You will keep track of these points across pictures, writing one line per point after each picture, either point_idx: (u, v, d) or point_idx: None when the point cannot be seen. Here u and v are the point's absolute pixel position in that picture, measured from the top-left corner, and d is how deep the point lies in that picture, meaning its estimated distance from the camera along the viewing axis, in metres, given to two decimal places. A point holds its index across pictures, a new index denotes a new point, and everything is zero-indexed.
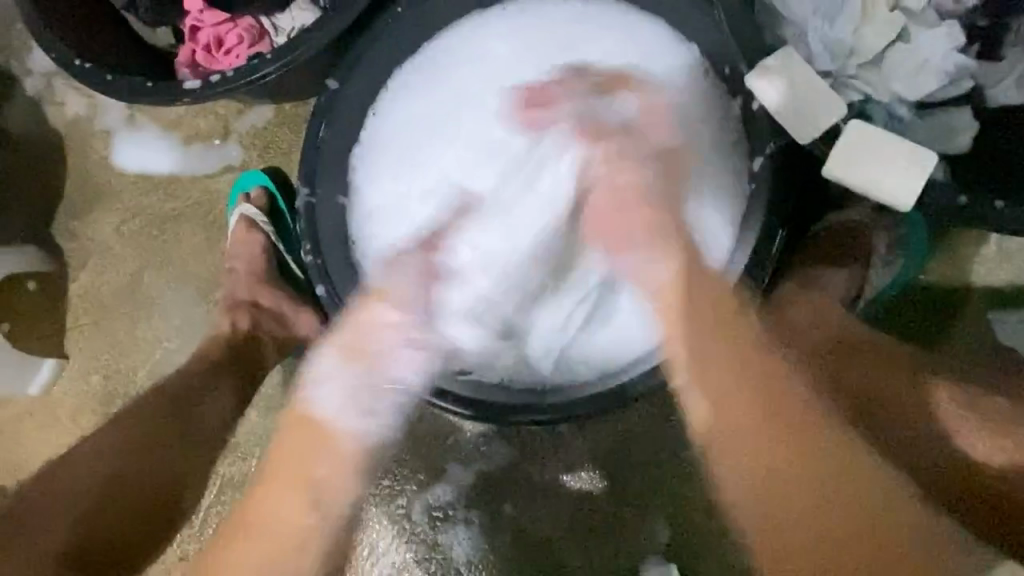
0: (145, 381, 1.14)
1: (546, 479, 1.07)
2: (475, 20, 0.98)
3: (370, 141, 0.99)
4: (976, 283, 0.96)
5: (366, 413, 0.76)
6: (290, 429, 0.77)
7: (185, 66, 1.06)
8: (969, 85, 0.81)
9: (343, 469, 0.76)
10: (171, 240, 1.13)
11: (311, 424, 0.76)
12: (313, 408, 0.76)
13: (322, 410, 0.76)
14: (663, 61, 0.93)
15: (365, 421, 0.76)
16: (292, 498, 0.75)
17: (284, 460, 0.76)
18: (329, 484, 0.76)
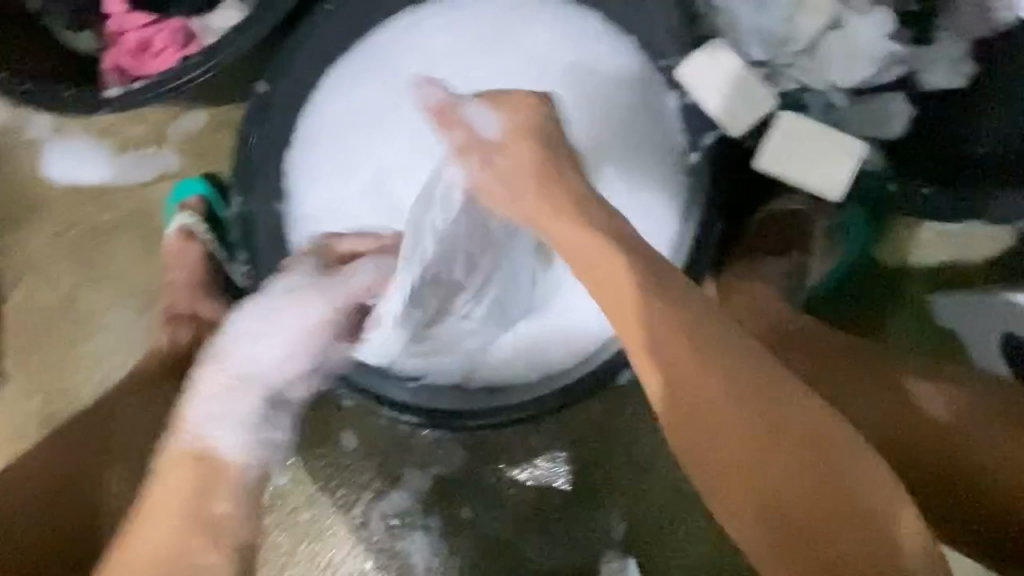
0: (86, 401, 1.11)
1: (502, 478, 1.02)
2: (406, 16, 0.91)
3: (303, 142, 0.91)
4: (916, 264, 0.91)
5: (243, 442, 0.77)
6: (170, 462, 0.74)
7: (111, 72, 0.98)
8: (901, 71, 0.85)
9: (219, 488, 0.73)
10: (107, 253, 1.10)
11: (192, 456, 0.74)
12: (192, 444, 0.74)
13: (204, 446, 0.75)
14: (597, 47, 0.87)
15: (242, 450, 0.76)
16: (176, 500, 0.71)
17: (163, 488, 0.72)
18: (204, 500, 0.72)
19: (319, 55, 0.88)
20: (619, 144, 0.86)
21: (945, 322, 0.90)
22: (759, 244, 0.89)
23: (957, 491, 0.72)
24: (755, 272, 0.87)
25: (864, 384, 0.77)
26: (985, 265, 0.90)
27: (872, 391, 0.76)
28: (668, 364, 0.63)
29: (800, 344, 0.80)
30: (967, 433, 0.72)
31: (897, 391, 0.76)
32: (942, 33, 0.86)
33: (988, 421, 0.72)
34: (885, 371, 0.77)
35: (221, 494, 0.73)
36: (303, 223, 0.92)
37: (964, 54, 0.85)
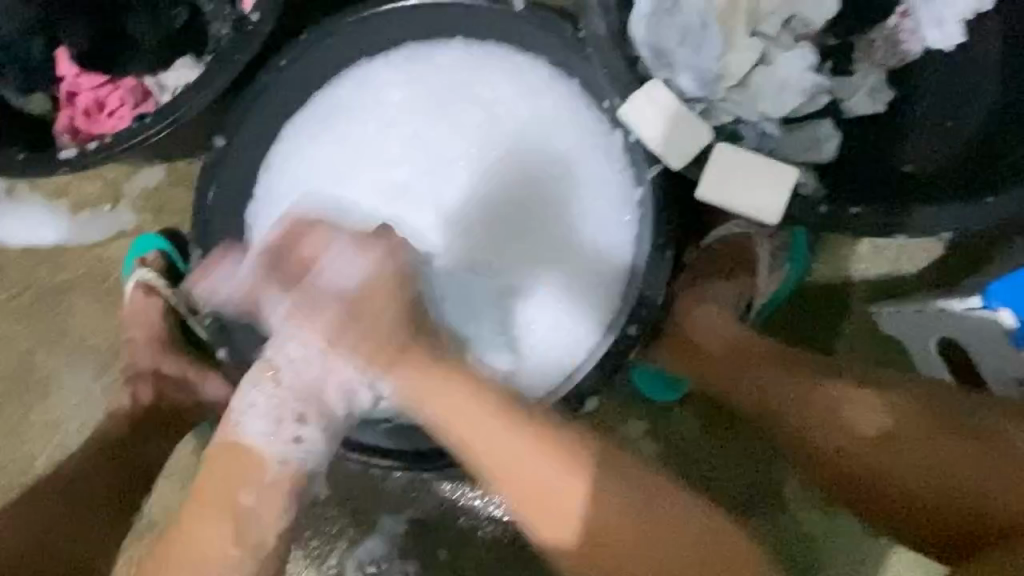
0: (46, 467, 1.09)
1: (477, 517, 1.02)
2: (358, 70, 0.94)
3: (266, 196, 0.94)
4: (855, 278, 0.97)
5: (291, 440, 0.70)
6: (220, 458, 0.72)
7: (65, 133, 0.98)
8: (827, 99, 0.91)
9: (274, 495, 0.70)
10: (65, 314, 1.09)
11: (241, 452, 0.71)
12: (242, 437, 0.71)
13: (250, 440, 0.71)
14: (546, 93, 0.92)
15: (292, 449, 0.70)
16: (219, 532, 0.69)
17: (215, 483, 0.71)
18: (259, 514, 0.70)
19: (275, 110, 0.91)
20: (564, 184, 0.91)
21: (886, 330, 0.95)
22: (706, 271, 0.93)
23: (903, 506, 0.75)
24: (706, 297, 0.90)
25: (799, 410, 0.80)
26: (920, 277, 0.96)
27: (811, 414, 0.79)
28: (573, 492, 0.69)
29: (737, 373, 0.85)
30: (904, 449, 0.75)
31: (834, 415, 0.78)
32: (860, 64, 0.93)
33: (922, 438, 0.75)
34: (822, 396, 0.79)
35: (253, 485, 0.70)
36: None
37: (881, 82, 0.93)
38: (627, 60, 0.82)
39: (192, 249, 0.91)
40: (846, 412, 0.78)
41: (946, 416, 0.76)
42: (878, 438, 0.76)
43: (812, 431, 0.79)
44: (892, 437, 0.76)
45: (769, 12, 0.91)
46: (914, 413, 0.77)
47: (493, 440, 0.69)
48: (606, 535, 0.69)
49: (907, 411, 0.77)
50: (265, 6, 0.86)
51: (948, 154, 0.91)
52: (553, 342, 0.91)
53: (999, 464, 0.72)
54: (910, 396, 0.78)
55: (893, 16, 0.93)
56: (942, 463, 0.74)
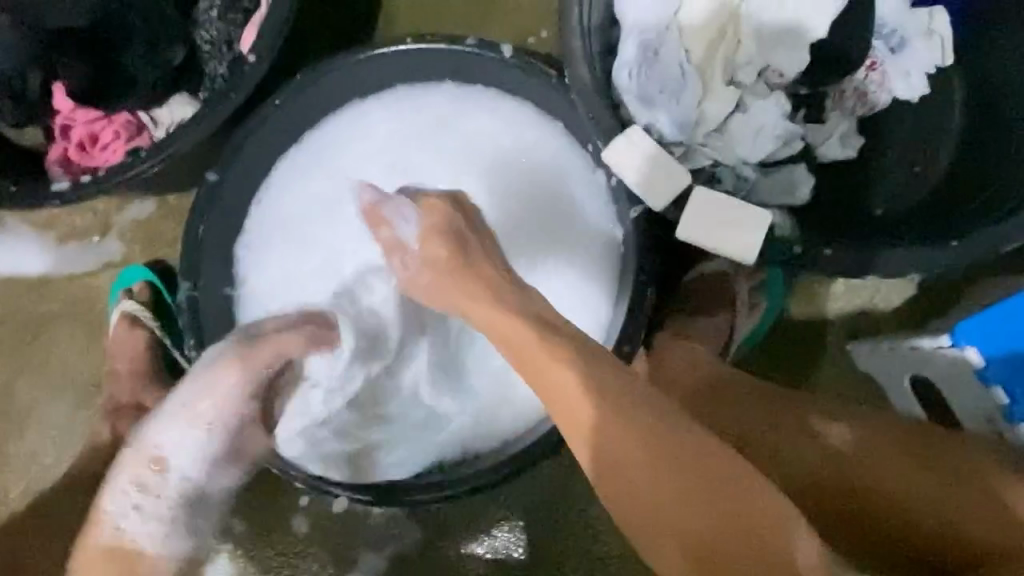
0: (20, 501, 1.07)
1: (460, 553, 1.01)
2: (351, 111, 0.97)
3: (260, 230, 0.96)
4: (832, 316, 0.99)
5: None
6: None
7: (55, 164, 1.03)
8: (800, 145, 0.95)
9: None
10: (45, 345, 1.08)
11: None
12: None
13: None
14: (533, 136, 0.95)
15: None
16: None
17: None
18: None
19: (268, 147, 0.94)
20: (548, 221, 0.94)
21: (862, 367, 0.97)
22: (690, 306, 0.94)
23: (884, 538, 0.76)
24: (688, 333, 0.92)
25: (781, 446, 0.81)
26: (894, 315, 0.98)
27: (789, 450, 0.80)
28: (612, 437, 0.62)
29: (724, 404, 0.85)
30: (886, 483, 0.77)
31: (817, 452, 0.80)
32: (832, 113, 0.97)
33: (903, 473, 0.77)
34: (802, 431, 0.81)
35: None
36: (257, 306, 0.96)
37: (852, 129, 0.97)
38: (610, 106, 0.86)
39: (179, 282, 0.91)
40: (821, 432, 0.81)
41: (917, 444, 0.79)
42: (855, 464, 0.78)
43: (792, 451, 0.80)
44: (872, 470, 0.78)
45: (744, 62, 0.95)
46: (896, 446, 0.79)
47: (557, 386, 0.64)
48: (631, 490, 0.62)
49: (888, 446, 0.79)
50: (262, 47, 0.89)
51: (916, 200, 0.96)
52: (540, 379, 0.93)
53: (973, 495, 0.74)
54: (893, 431, 0.80)
55: (864, 67, 0.96)
56: (924, 492, 0.75)
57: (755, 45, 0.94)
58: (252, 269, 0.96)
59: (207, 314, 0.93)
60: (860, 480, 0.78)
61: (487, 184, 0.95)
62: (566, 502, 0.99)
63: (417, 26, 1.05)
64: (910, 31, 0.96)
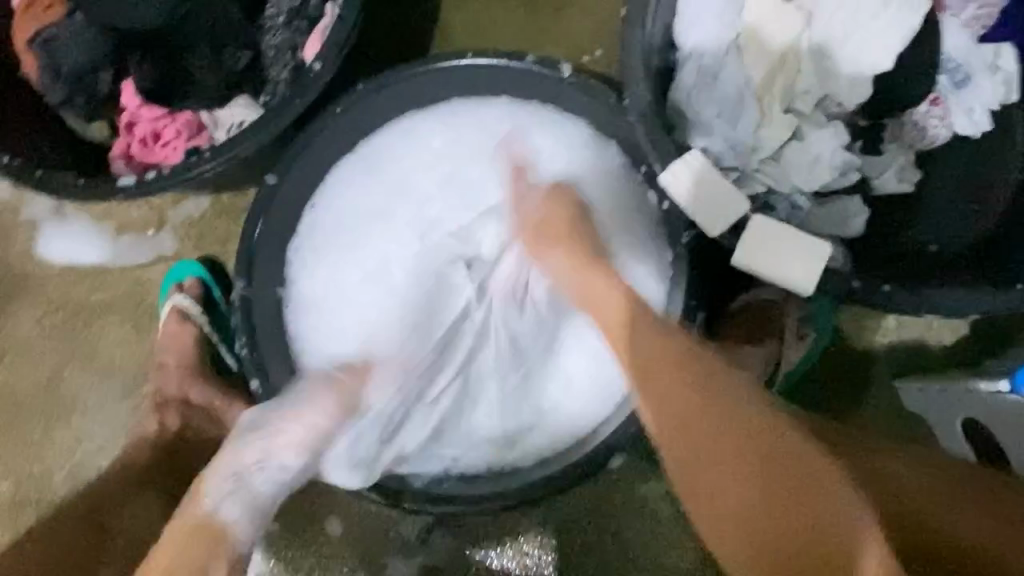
0: (62, 485, 1.10)
1: (489, 567, 1.00)
2: (407, 119, 0.98)
3: (309, 232, 0.98)
4: (879, 351, 0.97)
5: None
6: None
7: (120, 158, 1.05)
8: (856, 177, 0.94)
9: None
10: (96, 333, 1.11)
11: None
12: None
13: None
14: (587, 153, 0.95)
15: None
16: None
17: None
18: None
19: (325, 153, 0.96)
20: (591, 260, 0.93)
21: (909, 406, 0.96)
22: (738, 333, 0.94)
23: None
24: (734, 361, 0.91)
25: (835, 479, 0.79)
26: (942, 355, 0.96)
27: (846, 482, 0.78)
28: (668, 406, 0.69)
29: None
30: (960, 528, 0.72)
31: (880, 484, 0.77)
32: (889, 145, 0.96)
33: (985, 517, 0.72)
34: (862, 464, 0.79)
35: None
36: (304, 305, 0.98)
37: (909, 163, 0.96)
38: (667, 130, 0.87)
39: (234, 280, 0.94)
40: (877, 462, 0.80)
41: (988, 492, 0.75)
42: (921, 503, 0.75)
43: (852, 483, 0.78)
44: (943, 512, 0.74)
45: (803, 90, 0.94)
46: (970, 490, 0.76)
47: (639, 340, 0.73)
48: (691, 465, 0.66)
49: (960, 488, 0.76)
50: (327, 55, 0.91)
51: (972, 238, 0.94)
52: (566, 409, 0.94)
53: None
54: (963, 474, 0.78)
55: (926, 102, 0.95)
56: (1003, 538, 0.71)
57: (815, 75, 0.94)
58: (304, 275, 0.98)
59: (258, 313, 0.96)
60: (927, 522, 0.74)
61: None
62: (599, 522, 0.99)
63: (474, 40, 1.06)
64: (976, 67, 0.94)
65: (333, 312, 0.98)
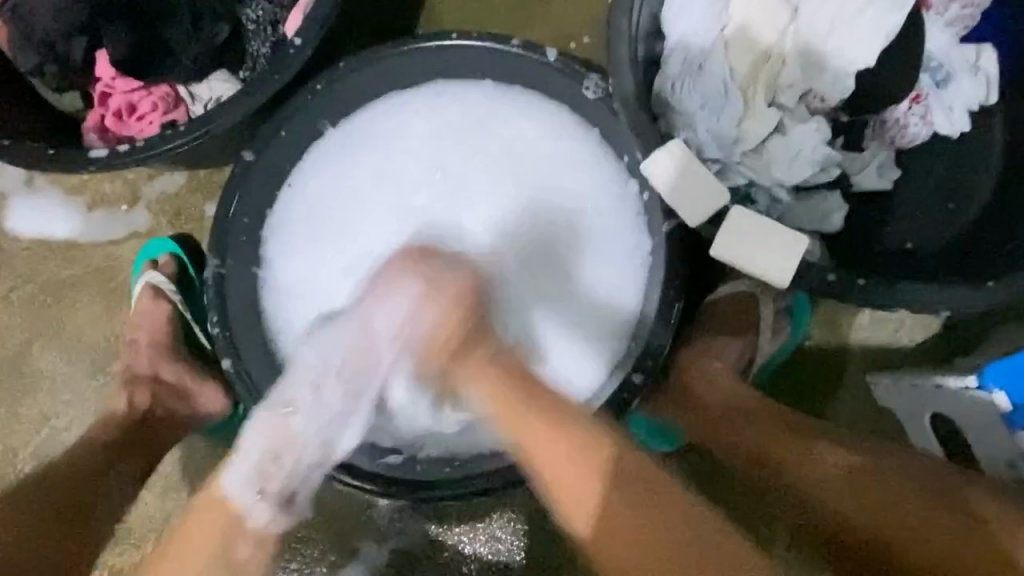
0: (27, 463, 1.08)
1: (460, 553, 1.00)
2: (389, 101, 0.97)
3: (285, 215, 0.97)
4: (854, 347, 0.98)
5: None
6: None
7: (93, 131, 1.02)
8: (837, 172, 0.94)
9: None
10: (66, 309, 1.09)
11: None
12: None
13: None
14: (568, 139, 0.94)
15: None
16: None
17: None
18: None
19: (305, 130, 0.94)
20: (565, 255, 0.93)
21: (880, 401, 0.97)
22: (713, 325, 0.93)
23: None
24: (709, 351, 0.92)
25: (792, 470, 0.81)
26: (915, 352, 0.97)
27: (802, 472, 0.81)
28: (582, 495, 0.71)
29: (733, 423, 0.85)
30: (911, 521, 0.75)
31: (836, 479, 0.79)
32: (871, 142, 0.96)
33: (936, 519, 0.75)
34: (823, 460, 0.80)
35: None
36: (279, 289, 0.97)
37: (889, 160, 0.96)
38: (650, 118, 0.86)
39: (207, 258, 0.93)
40: (837, 460, 0.80)
41: (945, 491, 0.76)
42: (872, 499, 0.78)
43: (782, 469, 0.82)
44: (892, 505, 0.77)
45: (787, 84, 0.94)
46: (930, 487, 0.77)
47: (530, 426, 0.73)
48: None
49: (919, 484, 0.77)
50: (308, 32, 0.89)
51: (945, 238, 0.95)
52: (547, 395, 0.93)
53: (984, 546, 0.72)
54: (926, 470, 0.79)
55: (907, 101, 0.95)
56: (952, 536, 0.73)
57: (799, 69, 0.94)
58: (281, 261, 0.97)
59: (232, 291, 0.94)
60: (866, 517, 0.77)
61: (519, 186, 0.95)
62: None
63: (461, 22, 1.05)
64: (957, 67, 0.95)
65: (311, 297, 0.96)
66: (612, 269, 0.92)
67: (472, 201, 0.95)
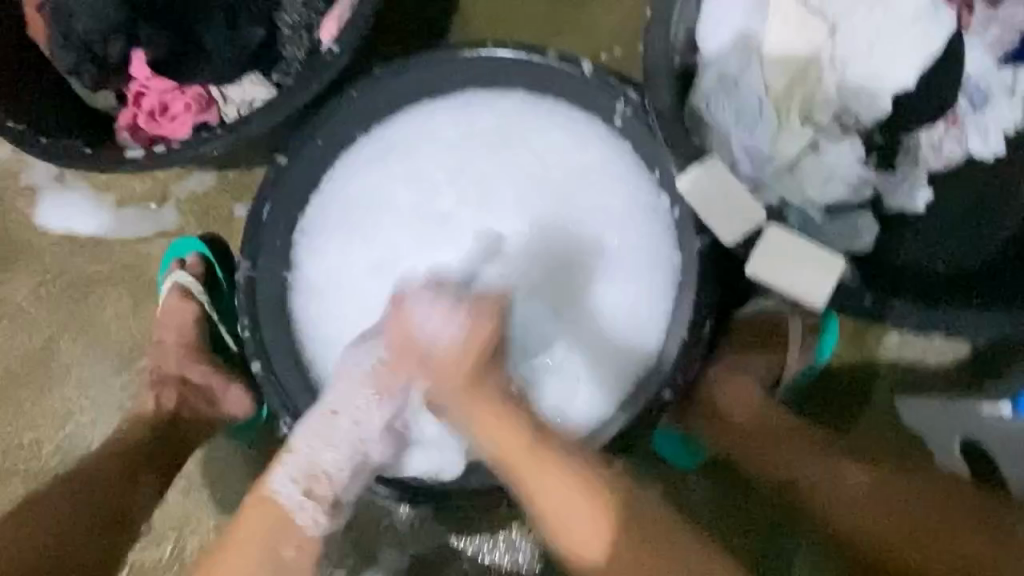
0: (51, 458, 1.09)
1: (479, 561, 1.00)
2: (422, 107, 0.97)
3: (314, 218, 0.97)
4: (883, 367, 0.98)
5: None
6: None
7: (126, 129, 1.02)
8: (869, 193, 0.94)
9: None
10: (94, 305, 1.10)
11: None
12: None
13: None
14: (601, 148, 0.94)
15: None
16: None
17: None
18: None
19: (339, 135, 0.95)
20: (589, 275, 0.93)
21: (907, 424, 0.96)
22: (744, 342, 0.94)
23: None
24: (739, 368, 0.92)
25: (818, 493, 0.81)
26: (945, 373, 0.97)
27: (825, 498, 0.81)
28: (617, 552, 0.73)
29: (763, 446, 0.85)
30: (940, 548, 0.75)
31: (851, 499, 0.80)
32: (902, 164, 0.95)
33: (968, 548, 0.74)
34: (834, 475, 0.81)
35: None
36: (308, 292, 0.97)
37: (921, 180, 0.95)
38: (685, 134, 0.86)
39: (239, 261, 0.93)
40: (861, 479, 0.80)
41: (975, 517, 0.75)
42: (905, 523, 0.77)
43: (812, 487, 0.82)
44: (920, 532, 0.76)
45: (823, 102, 0.93)
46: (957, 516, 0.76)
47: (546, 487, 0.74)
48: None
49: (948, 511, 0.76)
50: (345, 38, 0.90)
51: (979, 260, 0.94)
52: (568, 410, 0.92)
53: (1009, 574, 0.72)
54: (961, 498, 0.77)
55: (943, 123, 0.94)
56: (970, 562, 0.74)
57: (835, 87, 0.93)
58: (307, 266, 0.97)
59: (262, 293, 0.95)
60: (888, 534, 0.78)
61: (550, 197, 0.95)
62: None
63: (493, 32, 1.05)
64: (994, 90, 0.94)
65: (336, 302, 0.97)
66: (640, 284, 0.92)
67: (504, 208, 0.95)
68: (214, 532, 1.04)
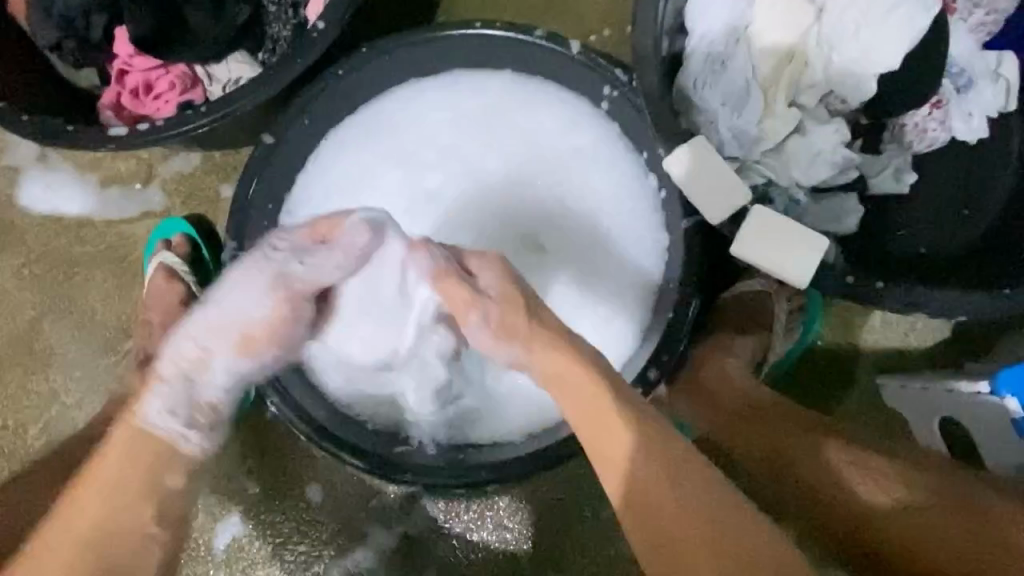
0: (36, 440, 1.08)
1: (467, 540, 1.01)
2: (410, 86, 0.97)
3: (301, 198, 0.97)
4: (865, 348, 0.99)
5: None
6: None
7: (109, 108, 1.01)
8: (855, 175, 0.95)
9: None
10: (78, 287, 1.09)
11: None
12: None
13: None
14: (588, 129, 0.94)
15: None
16: None
17: None
18: None
19: (325, 114, 0.94)
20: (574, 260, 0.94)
21: (888, 404, 0.98)
22: (728, 324, 0.94)
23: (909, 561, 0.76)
24: (725, 349, 0.92)
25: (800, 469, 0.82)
26: (926, 353, 0.98)
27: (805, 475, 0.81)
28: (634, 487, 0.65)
29: (748, 425, 0.86)
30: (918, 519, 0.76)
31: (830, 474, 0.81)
32: (888, 146, 0.97)
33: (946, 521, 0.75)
34: (816, 452, 0.82)
35: None
36: None
37: (907, 164, 0.96)
38: (674, 115, 0.86)
39: (225, 241, 0.92)
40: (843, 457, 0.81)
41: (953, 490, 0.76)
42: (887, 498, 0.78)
43: (795, 465, 0.82)
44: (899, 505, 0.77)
45: (809, 84, 0.94)
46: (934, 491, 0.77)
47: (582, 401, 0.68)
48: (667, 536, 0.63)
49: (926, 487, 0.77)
50: (331, 15, 0.89)
51: (961, 242, 0.95)
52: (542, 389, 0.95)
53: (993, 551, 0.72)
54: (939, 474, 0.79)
55: (927, 106, 0.95)
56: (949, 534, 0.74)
57: (822, 70, 0.93)
58: None
59: None
60: (868, 507, 0.78)
61: (537, 179, 0.95)
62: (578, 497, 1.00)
63: (481, 13, 1.05)
64: (977, 72, 0.94)
65: None
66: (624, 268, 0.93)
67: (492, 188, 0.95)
68: (202, 512, 1.04)
